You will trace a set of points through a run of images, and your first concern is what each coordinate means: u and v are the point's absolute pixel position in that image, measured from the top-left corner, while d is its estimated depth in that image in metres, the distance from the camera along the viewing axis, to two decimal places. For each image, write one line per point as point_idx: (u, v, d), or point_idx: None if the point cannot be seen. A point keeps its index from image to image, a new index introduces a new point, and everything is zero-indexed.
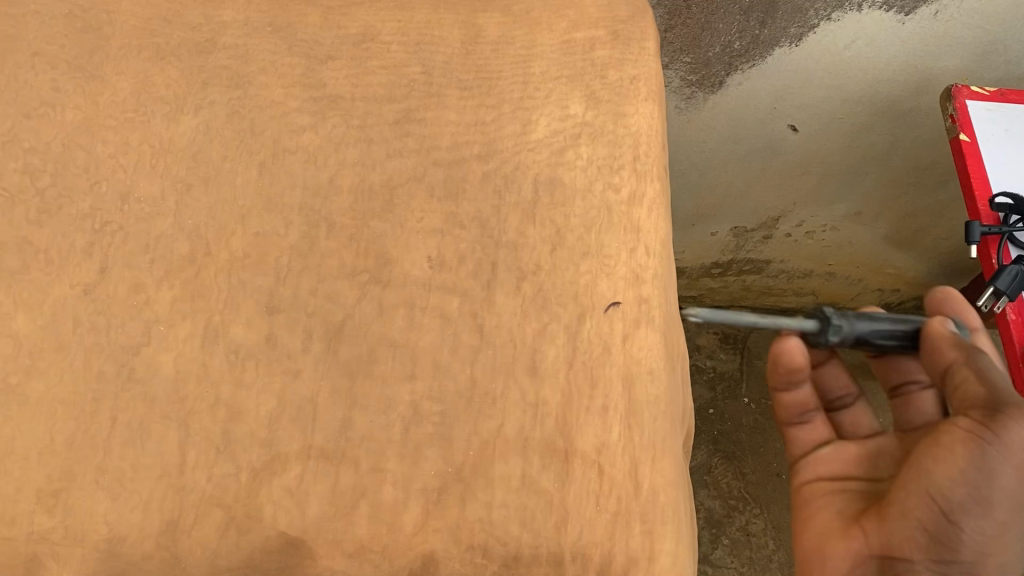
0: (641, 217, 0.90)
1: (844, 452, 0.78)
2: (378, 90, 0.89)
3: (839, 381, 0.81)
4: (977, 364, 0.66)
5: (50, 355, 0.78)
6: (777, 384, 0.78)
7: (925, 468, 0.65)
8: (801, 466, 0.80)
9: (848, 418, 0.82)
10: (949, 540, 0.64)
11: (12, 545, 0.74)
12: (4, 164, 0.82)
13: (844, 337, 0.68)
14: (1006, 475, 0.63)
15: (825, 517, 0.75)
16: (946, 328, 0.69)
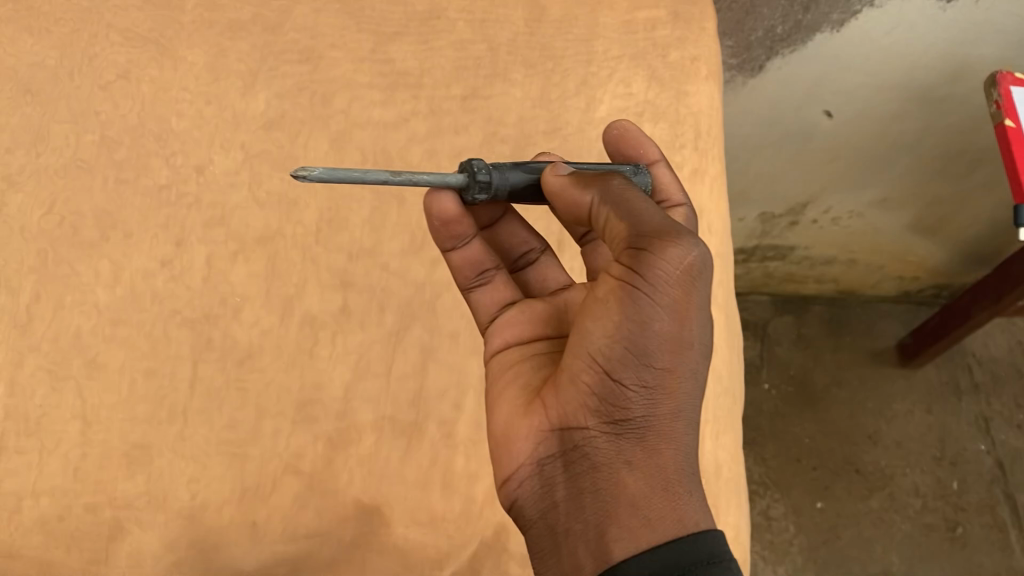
0: (703, 194, 0.90)
1: (528, 311, 0.65)
2: (445, 67, 0.91)
3: (518, 237, 0.71)
4: (621, 193, 0.56)
5: (130, 324, 0.79)
6: (446, 238, 0.66)
7: (582, 327, 0.54)
8: (489, 334, 0.66)
9: (535, 274, 0.71)
10: (610, 397, 0.53)
11: (95, 510, 0.75)
12: (82, 136, 0.84)
13: (507, 192, 0.62)
14: (659, 314, 0.52)
15: (512, 394, 0.60)
16: (559, 176, 0.60)
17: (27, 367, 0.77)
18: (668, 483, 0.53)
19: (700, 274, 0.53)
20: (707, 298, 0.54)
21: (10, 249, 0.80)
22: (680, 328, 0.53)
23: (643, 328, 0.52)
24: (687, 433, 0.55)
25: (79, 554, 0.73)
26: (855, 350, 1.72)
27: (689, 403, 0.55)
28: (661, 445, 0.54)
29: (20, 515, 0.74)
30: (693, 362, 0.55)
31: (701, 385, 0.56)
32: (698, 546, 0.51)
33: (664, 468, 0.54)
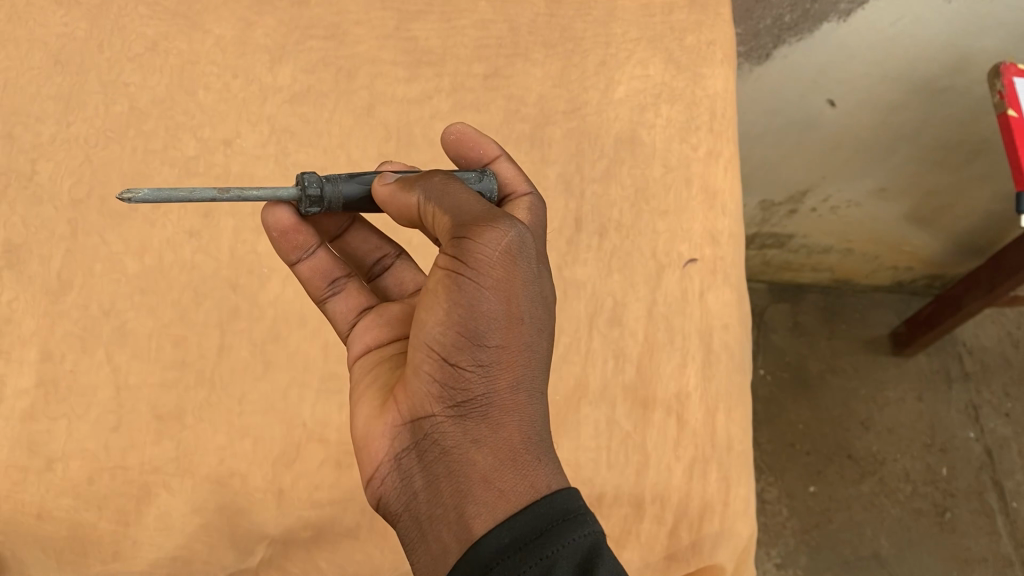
0: (717, 175, 0.92)
1: (385, 315, 0.66)
2: (467, 47, 0.93)
3: (368, 243, 0.72)
4: (440, 189, 0.58)
5: (159, 292, 0.81)
6: (291, 253, 0.68)
7: (419, 320, 0.56)
8: (351, 340, 0.67)
9: (391, 278, 0.72)
10: (450, 380, 0.54)
11: (125, 473, 0.76)
12: (111, 107, 0.85)
13: (339, 203, 0.63)
14: (488, 294, 0.54)
15: (364, 399, 0.60)
16: (386, 183, 0.62)
17: (56, 333, 0.78)
18: (519, 454, 0.54)
19: (519, 251, 0.55)
20: (532, 274, 0.56)
21: (41, 217, 0.81)
22: (510, 304, 0.55)
23: (475, 308, 0.54)
24: (533, 407, 0.56)
25: (110, 515, 0.75)
26: (849, 338, 1.72)
27: (531, 378, 0.56)
28: (510, 419, 0.55)
29: (49, 477, 0.75)
30: (529, 336, 0.56)
31: (540, 360, 0.58)
32: (546, 506, 0.51)
33: (512, 441, 0.54)
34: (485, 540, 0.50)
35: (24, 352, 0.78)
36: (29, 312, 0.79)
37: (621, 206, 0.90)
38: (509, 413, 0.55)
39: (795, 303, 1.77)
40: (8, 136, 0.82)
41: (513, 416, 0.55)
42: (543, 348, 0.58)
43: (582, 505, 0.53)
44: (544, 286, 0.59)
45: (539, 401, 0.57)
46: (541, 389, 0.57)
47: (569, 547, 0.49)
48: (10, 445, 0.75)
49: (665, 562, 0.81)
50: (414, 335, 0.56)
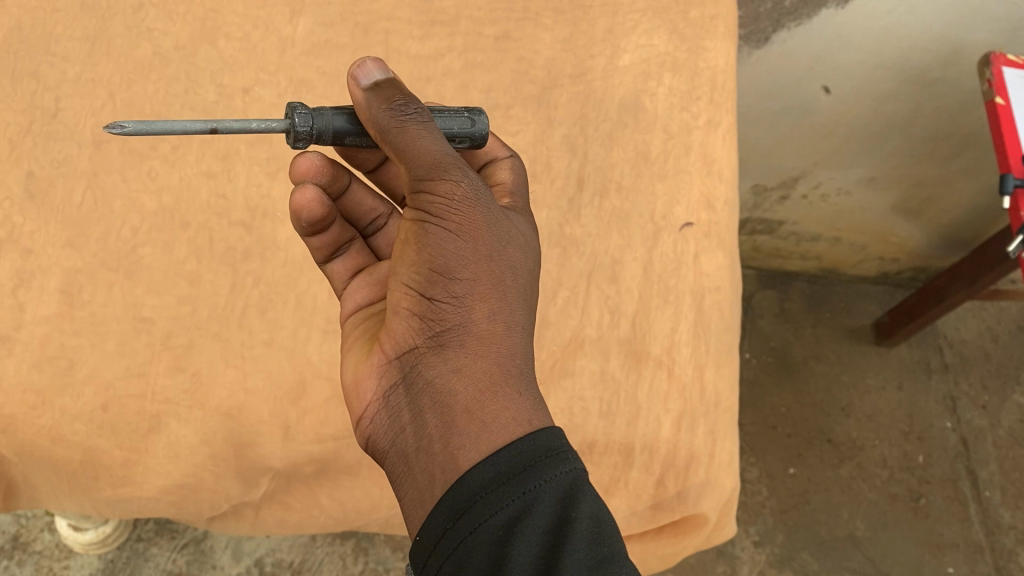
0: (716, 144, 0.96)
1: (375, 274, 0.71)
2: (480, 11, 0.97)
3: (367, 205, 0.74)
4: (398, 129, 0.57)
5: (175, 231, 0.85)
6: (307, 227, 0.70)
7: (395, 266, 0.60)
8: (344, 297, 0.71)
9: (383, 238, 0.76)
10: (427, 318, 0.57)
11: (137, 401, 0.79)
12: (135, 50, 0.88)
13: (332, 135, 0.61)
14: (454, 235, 0.57)
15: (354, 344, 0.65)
16: (358, 91, 0.58)
17: (75, 265, 0.81)
18: (500, 388, 0.56)
19: (477, 196, 0.58)
20: (495, 217, 0.59)
21: (64, 153, 0.84)
22: (477, 245, 0.58)
23: (442, 250, 0.57)
24: (513, 344, 0.58)
25: (123, 440, 0.79)
26: (833, 326, 1.76)
27: (507, 313, 0.59)
28: (488, 351, 0.57)
29: (64, 401, 0.78)
30: (500, 273, 0.59)
31: (518, 300, 0.60)
32: (527, 438, 0.53)
33: (493, 373, 0.56)
34: (469, 472, 0.51)
35: (45, 281, 0.80)
36: (50, 244, 0.81)
37: (623, 169, 0.94)
38: (487, 345, 0.57)
39: (782, 289, 1.81)
40: (35, 74, 0.85)
41: (492, 351, 0.57)
42: (520, 288, 0.60)
43: (566, 443, 0.54)
44: (513, 229, 0.62)
45: (520, 336, 0.59)
46: (523, 328, 0.60)
47: (551, 481, 0.50)
48: (27, 369, 0.78)
49: (651, 510, 0.86)
50: (391, 281, 0.60)
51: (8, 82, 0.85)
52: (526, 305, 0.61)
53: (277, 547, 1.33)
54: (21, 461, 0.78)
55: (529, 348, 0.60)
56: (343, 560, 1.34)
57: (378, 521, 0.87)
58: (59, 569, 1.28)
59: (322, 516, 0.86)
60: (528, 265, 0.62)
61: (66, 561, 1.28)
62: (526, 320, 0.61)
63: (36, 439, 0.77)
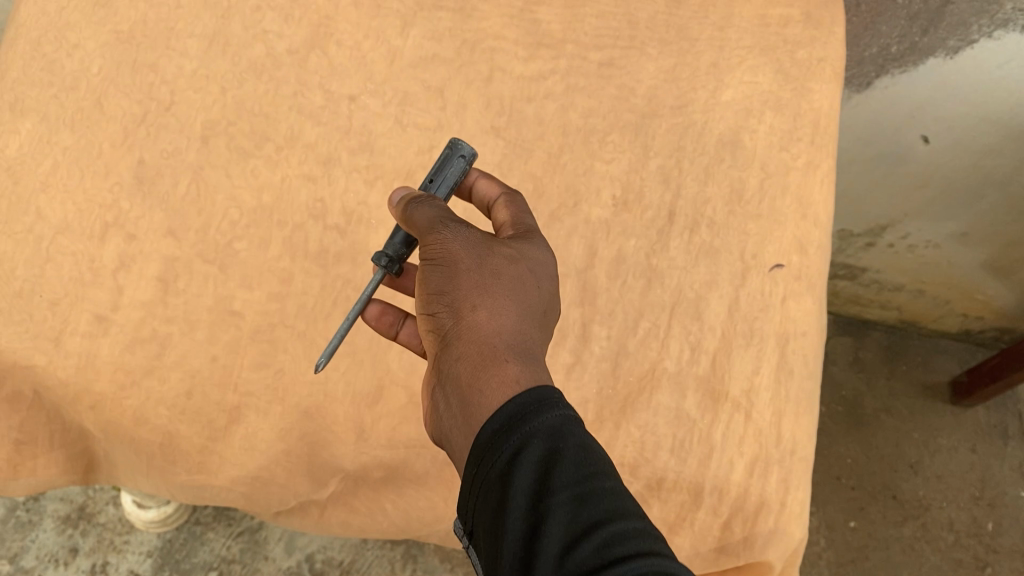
0: (813, 186, 0.93)
1: None
2: (587, 36, 0.97)
3: None
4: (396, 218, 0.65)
5: (271, 226, 0.86)
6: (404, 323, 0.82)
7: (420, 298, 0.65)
8: None
9: None
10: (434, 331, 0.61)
11: (219, 391, 0.82)
12: (250, 51, 0.91)
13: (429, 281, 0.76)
14: (440, 265, 0.61)
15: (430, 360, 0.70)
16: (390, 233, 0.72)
17: (176, 254, 0.84)
18: (492, 355, 0.56)
19: (457, 237, 0.61)
20: (477, 242, 0.62)
21: (173, 144, 0.87)
22: (460, 262, 0.60)
23: (433, 279, 0.61)
24: (506, 319, 0.59)
25: (202, 428, 0.82)
26: (907, 380, 1.71)
27: (495, 301, 0.59)
28: (473, 338, 0.58)
29: (151, 384, 0.81)
30: (489, 276, 0.60)
31: (514, 290, 0.61)
32: (513, 394, 0.53)
33: (481, 351, 0.57)
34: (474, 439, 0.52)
35: (145, 266, 0.83)
36: (152, 230, 0.84)
37: (717, 203, 0.93)
38: (472, 334, 0.58)
39: (857, 338, 1.78)
40: (153, 66, 0.89)
41: (477, 335, 0.58)
42: (516, 286, 0.61)
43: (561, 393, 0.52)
44: (510, 248, 0.63)
45: (516, 318, 0.59)
46: (519, 311, 0.60)
47: (543, 425, 0.50)
48: (121, 349, 0.81)
49: (715, 552, 0.83)
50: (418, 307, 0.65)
51: (129, 71, 0.88)
52: (531, 300, 0.61)
53: (329, 544, 1.34)
54: (103, 437, 0.83)
55: (530, 334, 0.59)
56: (392, 564, 1.34)
57: (438, 533, 0.89)
58: (119, 543, 1.31)
59: (385, 522, 0.88)
60: (529, 269, 0.62)
61: (126, 536, 1.31)
62: (531, 304, 0.61)
63: (121, 419, 0.81)
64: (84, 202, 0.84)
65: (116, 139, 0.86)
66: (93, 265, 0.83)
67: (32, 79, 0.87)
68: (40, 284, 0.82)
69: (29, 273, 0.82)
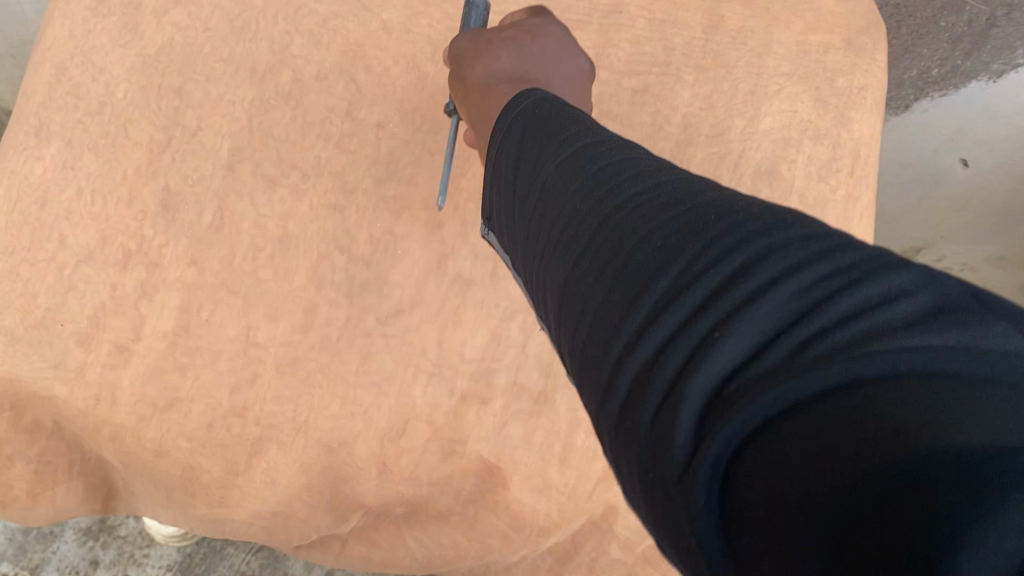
0: (852, 221, 0.92)
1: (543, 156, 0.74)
2: (621, 62, 0.95)
3: None
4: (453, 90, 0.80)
5: (295, 256, 0.85)
6: None
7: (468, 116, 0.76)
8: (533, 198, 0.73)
9: None
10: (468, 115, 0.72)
11: (240, 424, 0.82)
12: (276, 77, 0.88)
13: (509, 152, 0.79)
14: (456, 64, 0.75)
15: None
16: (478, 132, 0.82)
17: (200, 283, 0.83)
18: (493, 84, 0.67)
19: (463, 42, 0.76)
20: (479, 35, 0.75)
21: (197, 171, 0.85)
22: (465, 52, 0.74)
23: (455, 83, 0.74)
24: (496, 63, 0.69)
25: (222, 460, 0.81)
26: None
27: (489, 56, 0.70)
28: (479, 85, 0.69)
29: (173, 415, 0.81)
30: (484, 46, 0.72)
31: (508, 45, 0.71)
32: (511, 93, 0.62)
33: (483, 93, 0.67)
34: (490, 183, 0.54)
35: (167, 297, 0.82)
36: (176, 260, 0.83)
37: None
38: (478, 87, 0.69)
39: None
40: (178, 91, 0.86)
41: (480, 86, 0.69)
42: (507, 46, 0.72)
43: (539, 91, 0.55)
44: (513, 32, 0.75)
45: (506, 57, 0.70)
46: (516, 58, 0.70)
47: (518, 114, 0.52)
48: (141, 381, 0.81)
49: None
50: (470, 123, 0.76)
51: (151, 96, 0.86)
52: (528, 50, 0.71)
53: None
54: (122, 467, 0.82)
55: (532, 68, 0.70)
56: None
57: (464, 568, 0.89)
58: (139, 557, 1.30)
59: (408, 557, 0.87)
60: (523, 32, 0.74)
61: (147, 550, 1.30)
62: (525, 50, 0.71)
63: (140, 451, 0.81)
64: (109, 229, 0.83)
65: (140, 165, 0.84)
66: (115, 295, 0.82)
67: (56, 104, 0.84)
68: (62, 312, 0.81)
69: (50, 301, 0.81)
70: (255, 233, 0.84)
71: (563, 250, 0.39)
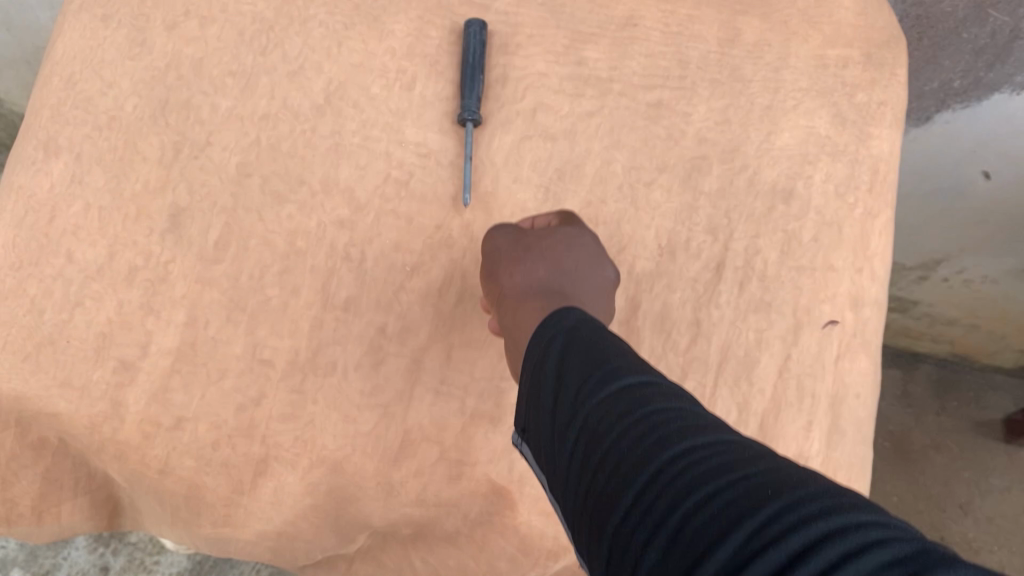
0: (873, 236, 0.89)
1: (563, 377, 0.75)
2: (635, 77, 0.93)
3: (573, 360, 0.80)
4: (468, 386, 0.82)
5: (302, 272, 0.84)
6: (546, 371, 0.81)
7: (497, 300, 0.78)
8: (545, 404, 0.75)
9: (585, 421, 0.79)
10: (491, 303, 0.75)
11: (246, 442, 0.80)
12: (287, 92, 0.88)
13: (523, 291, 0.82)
14: (486, 264, 0.76)
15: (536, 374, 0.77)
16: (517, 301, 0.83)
17: (206, 299, 0.82)
18: (527, 297, 0.68)
19: (498, 236, 0.77)
20: (511, 240, 0.76)
21: (207, 185, 0.84)
22: (488, 287, 0.76)
23: (485, 271, 0.76)
24: (526, 272, 0.71)
25: (228, 479, 0.79)
26: (958, 416, 1.69)
27: (510, 282, 0.71)
28: (506, 298, 0.70)
29: (180, 433, 0.79)
30: (513, 258, 0.73)
31: (538, 263, 0.72)
32: (546, 312, 0.63)
33: (511, 299, 0.69)
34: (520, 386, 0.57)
35: (173, 313, 0.81)
36: (183, 276, 0.82)
37: (768, 254, 0.88)
38: (504, 302, 0.70)
39: (906, 371, 1.75)
40: (188, 104, 0.87)
41: (506, 297, 0.70)
42: (537, 255, 0.72)
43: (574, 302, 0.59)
44: (547, 242, 0.75)
45: (535, 273, 0.71)
46: (552, 272, 0.71)
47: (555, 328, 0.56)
48: (146, 400, 0.79)
49: None
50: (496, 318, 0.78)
51: (162, 111, 0.86)
52: (557, 263, 0.72)
53: None
54: (129, 485, 0.81)
55: (565, 285, 0.70)
56: None
57: None
58: (150, 564, 1.30)
59: None
60: (552, 245, 0.74)
61: (157, 556, 1.31)
62: (554, 266, 0.72)
63: (145, 470, 0.79)
64: (117, 244, 0.82)
65: (151, 179, 0.84)
66: (122, 310, 0.81)
67: (64, 118, 0.85)
68: (68, 329, 0.80)
69: (57, 317, 0.80)
70: (263, 249, 0.84)
71: (613, 491, 0.43)
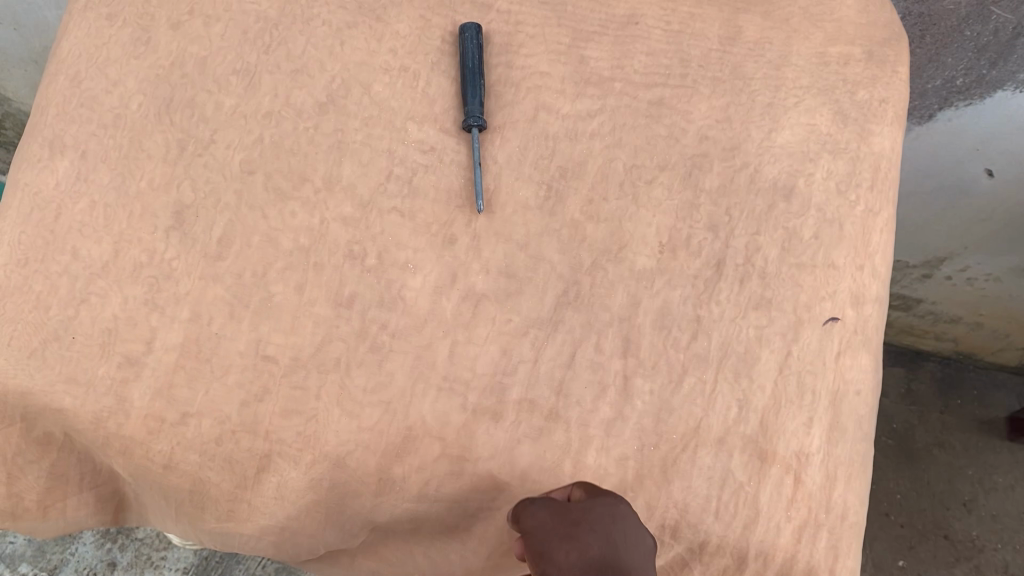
0: (875, 233, 0.89)
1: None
2: (636, 75, 0.94)
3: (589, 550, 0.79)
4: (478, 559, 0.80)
5: (304, 268, 0.84)
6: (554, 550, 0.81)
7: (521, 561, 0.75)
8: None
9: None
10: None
11: (248, 438, 0.80)
12: (290, 90, 0.89)
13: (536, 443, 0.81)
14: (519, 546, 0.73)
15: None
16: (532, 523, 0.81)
17: (209, 295, 0.83)
18: None
19: (536, 514, 0.73)
20: (548, 517, 0.72)
21: (211, 183, 0.85)
22: (532, 532, 0.72)
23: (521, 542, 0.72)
24: (579, 554, 0.67)
25: (230, 475, 0.79)
26: (960, 415, 1.73)
27: (565, 552, 0.68)
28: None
29: (184, 429, 0.80)
30: (559, 533, 0.70)
31: (591, 539, 0.68)
32: None
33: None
34: None
35: (177, 310, 0.82)
36: (188, 272, 0.83)
37: (768, 251, 0.88)
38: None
39: (909, 369, 1.79)
40: (192, 102, 0.87)
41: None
42: (592, 536, 0.69)
43: None
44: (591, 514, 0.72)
45: (588, 551, 0.67)
46: (604, 545, 0.68)
47: None
48: (149, 396, 0.80)
49: None
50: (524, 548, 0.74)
51: (167, 109, 0.87)
52: (611, 545, 0.69)
53: None
54: (134, 481, 0.81)
55: (619, 560, 0.67)
56: None
57: None
58: (157, 559, 1.37)
59: (416, 571, 0.87)
60: (599, 520, 0.71)
61: (164, 552, 1.37)
62: (608, 542, 0.69)
63: (150, 465, 0.79)
64: (121, 241, 0.83)
65: (156, 177, 0.85)
66: (126, 307, 0.81)
67: (70, 116, 0.86)
68: (73, 325, 0.80)
69: (62, 314, 0.80)
70: (266, 245, 0.84)
71: None
